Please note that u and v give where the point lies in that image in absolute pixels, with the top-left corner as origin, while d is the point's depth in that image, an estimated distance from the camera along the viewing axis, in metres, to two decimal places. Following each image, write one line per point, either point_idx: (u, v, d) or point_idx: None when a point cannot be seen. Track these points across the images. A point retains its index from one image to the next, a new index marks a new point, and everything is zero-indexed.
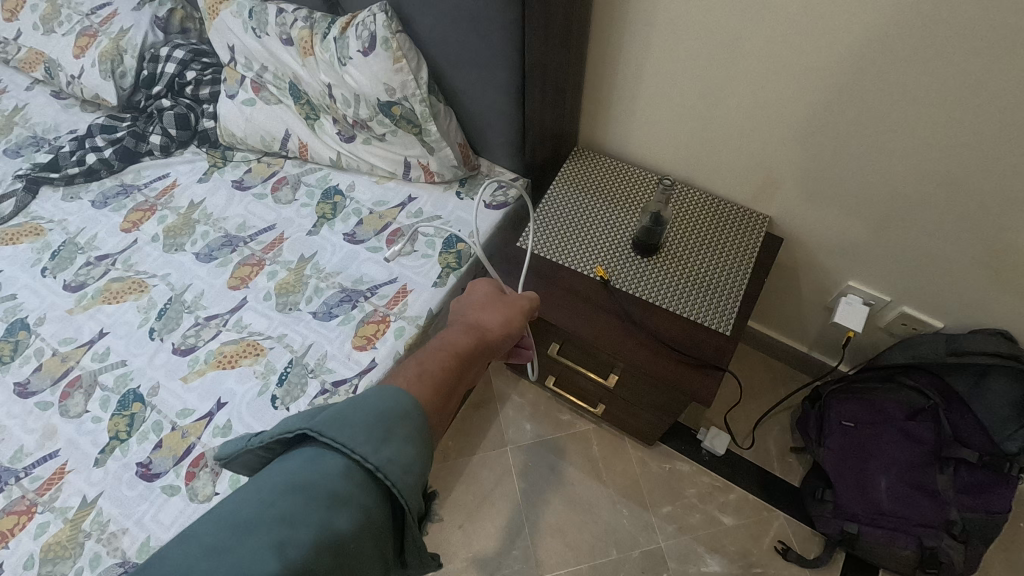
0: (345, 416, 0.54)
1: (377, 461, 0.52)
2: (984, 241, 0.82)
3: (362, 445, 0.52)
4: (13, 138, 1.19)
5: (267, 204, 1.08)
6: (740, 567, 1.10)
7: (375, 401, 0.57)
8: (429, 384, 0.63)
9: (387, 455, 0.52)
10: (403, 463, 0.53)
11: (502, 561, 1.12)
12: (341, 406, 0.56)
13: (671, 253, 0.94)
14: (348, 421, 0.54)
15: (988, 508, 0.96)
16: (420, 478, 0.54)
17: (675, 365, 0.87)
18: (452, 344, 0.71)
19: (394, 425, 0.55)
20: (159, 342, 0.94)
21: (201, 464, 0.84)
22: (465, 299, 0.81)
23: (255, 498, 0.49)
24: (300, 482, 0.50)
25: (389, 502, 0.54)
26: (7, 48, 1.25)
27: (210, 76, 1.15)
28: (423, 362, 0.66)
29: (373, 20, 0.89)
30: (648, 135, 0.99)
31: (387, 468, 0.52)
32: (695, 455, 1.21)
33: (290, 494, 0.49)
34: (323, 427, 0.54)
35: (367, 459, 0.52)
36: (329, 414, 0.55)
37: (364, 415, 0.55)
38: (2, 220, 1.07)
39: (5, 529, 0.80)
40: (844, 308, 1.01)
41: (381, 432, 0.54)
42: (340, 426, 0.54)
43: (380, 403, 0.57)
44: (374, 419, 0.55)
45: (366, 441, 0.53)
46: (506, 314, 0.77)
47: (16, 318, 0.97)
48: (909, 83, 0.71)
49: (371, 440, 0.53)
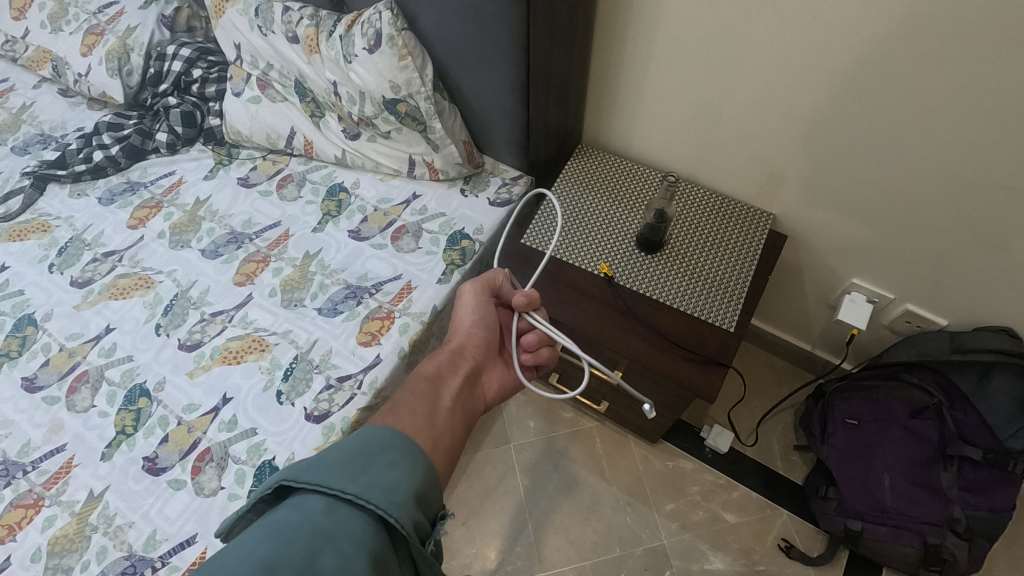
0: (318, 459, 0.53)
1: (355, 489, 0.50)
2: (989, 238, 0.82)
3: (337, 479, 0.51)
4: (20, 136, 1.20)
5: (272, 201, 1.09)
6: (744, 565, 1.10)
7: (350, 441, 0.56)
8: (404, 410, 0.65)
9: (365, 481, 0.51)
10: (385, 485, 0.51)
11: (505, 558, 1.12)
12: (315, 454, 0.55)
13: (674, 249, 0.94)
14: (322, 462, 0.53)
15: (992, 506, 0.96)
16: (408, 496, 0.52)
17: (679, 361, 0.87)
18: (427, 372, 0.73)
19: (371, 455, 0.54)
20: (165, 338, 0.95)
21: (206, 459, 0.84)
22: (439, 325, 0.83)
23: (234, 547, 0.46)
24: (281, 526, 0.48)
25: (385, 528, 0.51)
26: (14, 46, 1.26)
27: (216, 75, 1.15)
28: (400, 395, 0.69)
29: (379, 18, 0.89)
30: (652, 132, 0.99)
31: (367, 493, 0.50)
32: (698, 453, 1.21)
33: (270, 538, 0.47)
34: (296, 473, 0.52)
35: (345, 489, 0.50)
36: (304, 461, 0.54)
37: (338, 453, 0.54)
38: (10, 217, 1.08)
39: (13, 522, 0.80)
40: (847, 305, 1.02)
41: (358, 463, 0.53)
42: (315, 468, 0.52)
43: (352, 442, 0.56)
44: (348, 454, 0.54)
45: (342, 475, 0.51)
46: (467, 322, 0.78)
47: (24, 314, 0.98)
48: (914, 80, 0.71)
49: (348, 472, 0.52)
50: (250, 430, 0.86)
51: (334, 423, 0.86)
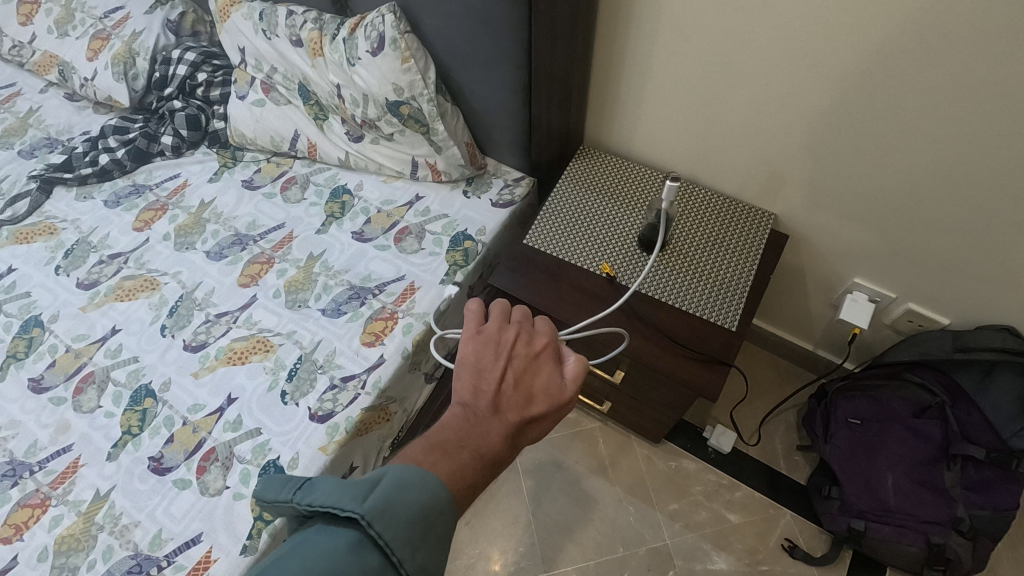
0: (394, 509, 0.50)
1: (411, 566, 0.50)
2: (992, 237, 0.83)
3: (403, 546, 0.50)
4: (27, 140, 1.21)
5: (276, 203, 1.09)
6: (747, 565, 1.10)
7: (424, 492, 0.53)
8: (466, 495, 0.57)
9: (421, 560, 0.50)
10: (431, 570, 0.51)
11: (508, 558, 1.12)
12: (392, 493, 0.52)
13: (676, 249, 0.95)
14: (395, 515, 0.50)
15: (996, 505, 0.95)
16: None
17: (682, 360, 0.87)
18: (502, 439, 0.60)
19: (434, 523, 0.52)
20: (171, 339, 0.95)
21: (211, 459, 0.85)
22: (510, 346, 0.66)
23: None
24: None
25: None
26: (22, 51, 1.27)
27: (221, 78, 1.16)
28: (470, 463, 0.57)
29: (382, 21, 0.90)
30: (653, 133, 1.00)
31: None
32: (701, 453, 1.21)
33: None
34: (372, 516, 0.50)
35: (404, 564, 0.49)
36: (380, 499, 0.51)
37: (409, 509, 0.51)
38: (17, 220, 1.09)
39: (20, 522, 0.81)
40: (849, 305, 1.03)
41: (421, 530, 0.51)
42: (389, 522, 0.50)
43: (424, 496, 0.53)
44: (418, 518, 0.51)
45: (406, 542, 0.50)
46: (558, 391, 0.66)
47: (30, 316, 0.99)
48: (911, 80, 0.72)
49: (412, 542, 0.50)
50: (255, 430, 0.87)
51: (338, 423, 0.86)
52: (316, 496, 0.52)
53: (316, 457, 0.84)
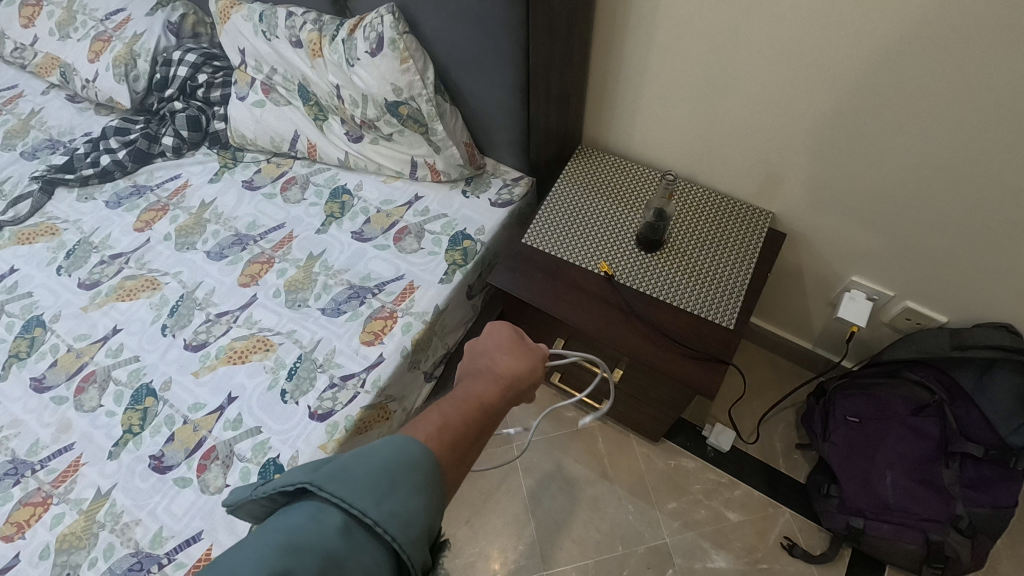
0: (344, 470, 0.51)
1: (377, 515, 0.49)
2: (991, 235, 0.83)
3: (362, 499, 0.49)
4: (29, 141, 1.22)
5: (276, 203, 1.10)
6: (747, 563, 1.10)
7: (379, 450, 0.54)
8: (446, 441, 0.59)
9: (388, 508, 0.49)
10: (405, 515, 0.50)
11: (509, 557, 1.12)
12: (341, 460, 0.53)
13: (674, 249, 0.95)
14: (348, 474, 0.51)
15: (994, 502, 0.95)
16: (426, 529, 0.51)
17: (680, 359, 0.87)
18: (479, 393, 0.65)
19: (400, 475, 0.52)
20: (171, 339, 0.96)
21: (211, 457, 0.85)
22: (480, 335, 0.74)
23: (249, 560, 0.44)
24: (296, 540, 0.46)
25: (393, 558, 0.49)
26: (24, 53, 1.28)
27: (220, 80, 1.17)
28: (444, 411, 0.61)
29: (380, 21, 0.91)
30: (651, 133, 1.01)
31: (386, 522, 0.49)
32: (700, 452, 1.21)
33: (283, 553, 0.45)
34: (321, 480, 0.50)
35: (367, 512, 0.48)
36: (330, 467, 0.52)
37: (362, 467, 0.52)
38: (19, 221, 1.10)
39: (22, 520, 0.82)
40: (847, 303, 1.03)
41: (384, 483, 0.51)
42: (340, 481, 0.50)
43: (384, 451, 0.54)
44: (378, 470, 0.52)
45: (364, 494, 0.50)
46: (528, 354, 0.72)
47: (32, 316, 0.99)
48: (907, 79, 0.72)
49: (373, 493, 0.50)
50: (255, 429, 0.87)
51: (338, 421, 0.87)
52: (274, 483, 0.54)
53: (316, 456, 0.84)
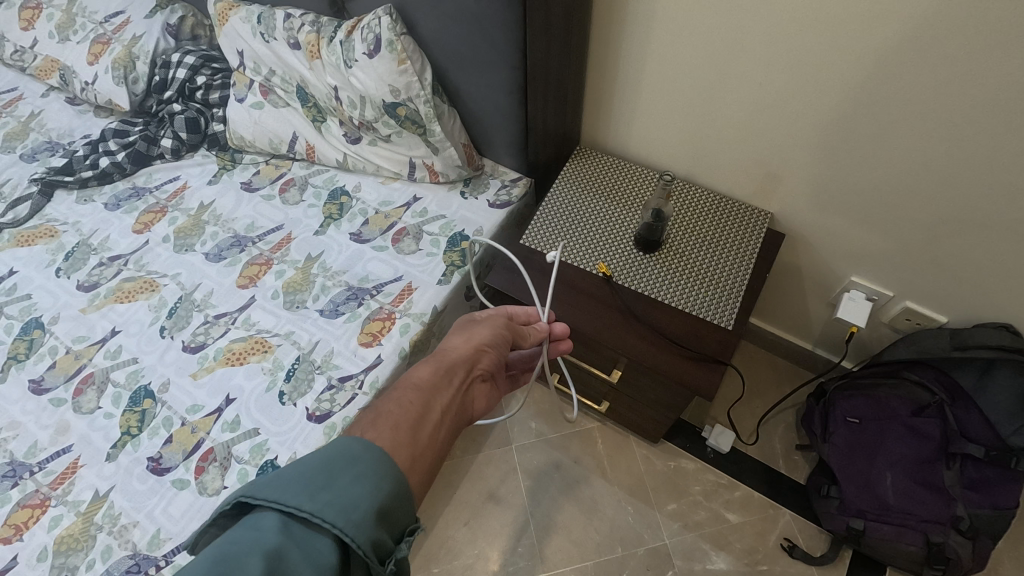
0: (279, 475, 0.51)
1: (312, 507, 0.48)
2: (990, 234, 0.82)
3: (296, 496, 0.49)
4: (29, 144, 1.22)
5: (275, 204, 1.10)
6: (747, 564, 1.09)
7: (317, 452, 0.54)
8: (385, 424, 0.59)
9: (324, 499, 0.49)
10: (345, 503, 0.49)
11: (508, 559, 1.12)
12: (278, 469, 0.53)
13: (672, 250, 0.95)
14: (284, 478, 0.51)
15: (995, 503, 0.95)
16: (372, 512, 0.50)
17: (678, 359, 0.87)
18: (415, 380, 0.66)
19: (338, 467, 0.52)
20: (170, 340, 0.96)
21: (209, 459, 0.85)
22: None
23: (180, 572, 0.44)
24: (230, 545, 0.46)
25: (343, 549, 0.48)
26: (24, 56, 1.28)
27: (219, 81, 1.17)
28: (381, 407, 0.63)
29: (378, 23, 0.91)
30: (649, 133, 1.00)
31: (324, 511, 0.48)
32: (700, 453, 1.21)
33: (215, 562, 0.44)
34: (254, 488, 0.50)
35: (301, 506, 0.48)
36: (265, 477, 0.52)
37: (299, 470, 0.52)
38: (18, 223, 1.10)
39: (20, 522, 0.82)
40: (846, 303, 1.03)
41: (322, 478, 0.51)
42: (276, 485, 0.50)
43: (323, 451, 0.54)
44: (313, 466, 0.52)
45: (300, 491, 0.49)
46: (467, 331, 0.74)
47: (31, 317, 0.99)
48: (905, 80, 0.72)
49: (308, 489, 0.50)
50: (253, 430, 0.87)
51: (335, 422, 0.87)
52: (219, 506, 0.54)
53: None
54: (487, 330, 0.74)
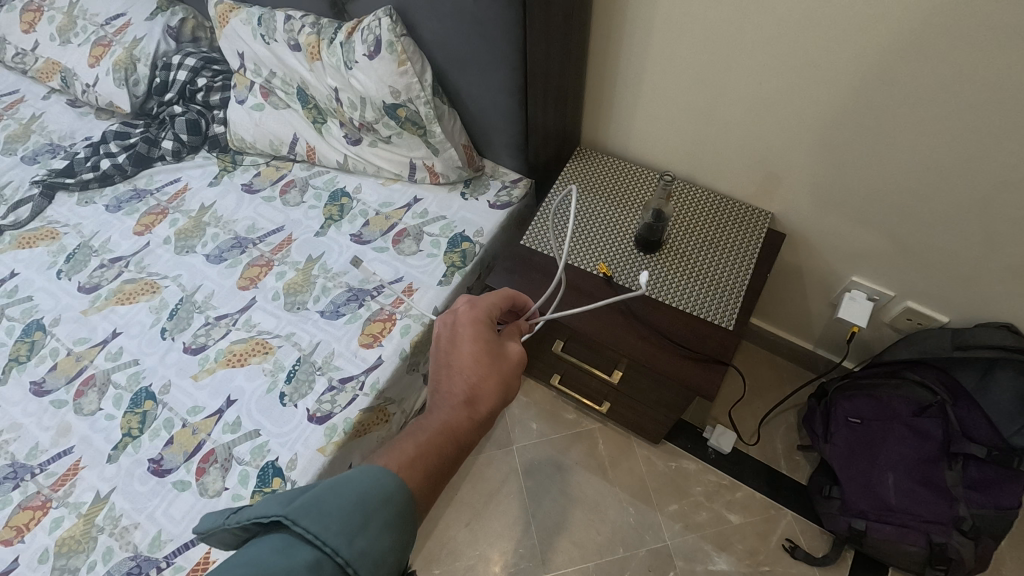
0: (322, 505, 0.51)
1: (348, 553, 0.49)
2: (991, 234, 0.82)
3: (334, 536, 0.50)
4: (30, 146, 1.22)
5: (275, 205, 1.10)
6: (748, 565, 1.09)
7: (357, 484, 0.55)
8: (421, 473, 0.61)
9: (360, 547, 0.50)
10: (376, 556, 0.51)
11: (509, 560, 1.12)
12: (318, 492, 0.53)
13: (673, 249, 0.95)
14: (325, 510, 0.51)
15: (998, 503, 0.95)
16: (392, 570, 0.52)
17: (678, 360, 0.87)
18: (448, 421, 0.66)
19: (373, 509, 0.53)
20: (170, 342, 0.96)
21: (210, 460, 0.85)
22: (452, 339, 0.72)
23: None
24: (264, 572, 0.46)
25: None
26: (25, 59, 1.28)
27: (220, 83, 1.17)
28: (417, 440, 0.63)
29: (378, 24, 0.91)
30: (649, 134, 1.00)
31: (359, 562, 0.49)
32: (701, 454, 1.21)
33: None
34: (297, 514, 0.50)
35: (340, 551, 0.49)
36: (305, 499, 0.52)
37: (341, 503, 0.52)
38: (19, 225, 1.10)
39: (21, 524, 0.82)
40: (846, 303, 1.03)
41: (358, 519, 0.52)
42: (317, 516, 0.51)
43: (363, 484, 0.55)
44: (354, 503, 0.53)
45: (340, 531, 0.50)
46: (507, 379, 0.71)
47: (32, 319, 0.99)
48: (904, 80, 0.72)
49: (347, 531, 0.50)
50: (254, 432, 0.87)
51: (336, 424, 0.87)
52: (246, 513, 0.54)
53: (315, 459, 0.84)
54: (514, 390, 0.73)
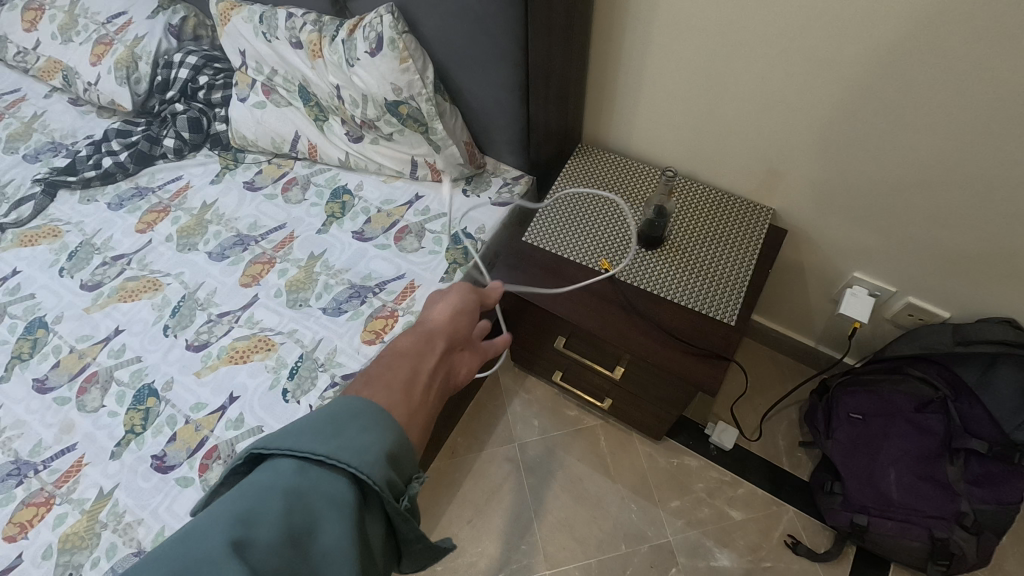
0: (290, 424, 0.53)
1: (326, 449, 0.50)
2: (994, 229, 0.82)
3: (307, 442, 0.51)
4: (32, 144, 1.23)
5: (277, 204, 1.10)
6: (750, 561, 1.09)
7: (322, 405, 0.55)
8: (377, 382, 0.60)
9: (335, 444, 0.51)
10: (358, 446, 0.51)
11: (512, 556, 1.12)
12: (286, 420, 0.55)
13: (675, 245, 0.95)
14: (293, 427, 0.53)
15: (1000, 499, 0.95)
16: (384, 454, 0.52)
17: (681, 355, 0.87)
18: (399, 344, 0.68)
19: (343, 418, 0.54)
20: (173, 339, 0.96)
21: (214, 456, 0.85)
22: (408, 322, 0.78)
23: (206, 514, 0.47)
24: (250, 489, 0.49)
25: (359, 486, 0.51)
26: (27, 58, 1.28)
27: (221, 81, 1.17)
28: (369, 369, 0.64)
29: (379, 21, 0.91)
30: (651, 130, 1.01)
31: (338, 452, 0.50)
32: (703, 450, 1.21)
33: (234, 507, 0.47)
34: (267, 439, 0.52)
35: (316, 449, 0.50)
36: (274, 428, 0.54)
37: (312, 419, 0.53)
38: (21, 224, 1.10)
39: (25, 520, 0.82)
40: (849, 299, 1.02)
41: (330, 428, 0.52)
42: (285, 434, 0.52)
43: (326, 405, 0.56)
44: (320, 418, 0.53)
45: (312, 438, 0.51)
46: (443, 302, 0.76)
47: (35, 317, 0.99)
48: (905, 77, 0.72)
49: (318, 436, 0.51)
50: (257, 428, 0.87)
51: None
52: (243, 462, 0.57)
53: None
54: (460, 295, 0.77)
